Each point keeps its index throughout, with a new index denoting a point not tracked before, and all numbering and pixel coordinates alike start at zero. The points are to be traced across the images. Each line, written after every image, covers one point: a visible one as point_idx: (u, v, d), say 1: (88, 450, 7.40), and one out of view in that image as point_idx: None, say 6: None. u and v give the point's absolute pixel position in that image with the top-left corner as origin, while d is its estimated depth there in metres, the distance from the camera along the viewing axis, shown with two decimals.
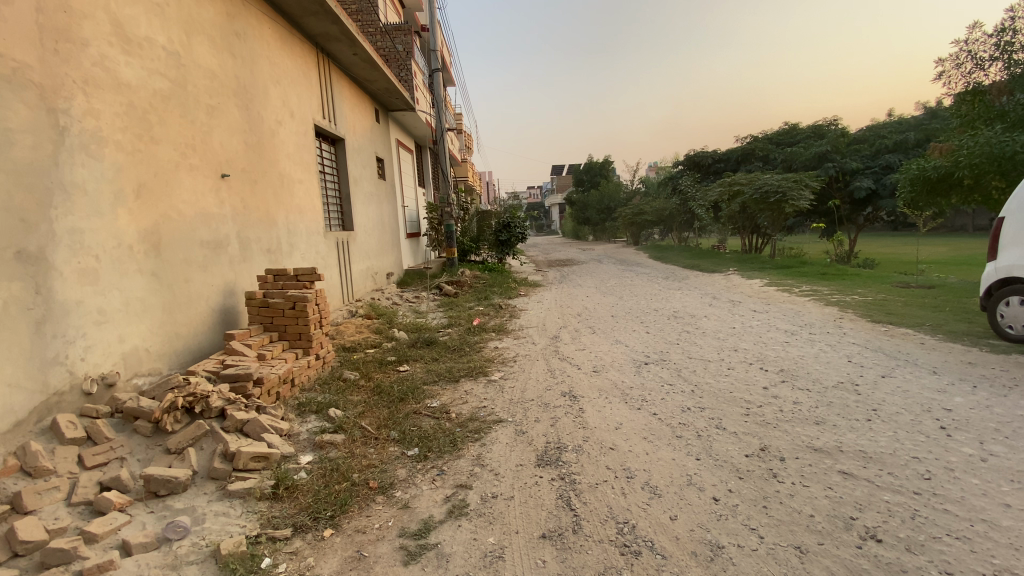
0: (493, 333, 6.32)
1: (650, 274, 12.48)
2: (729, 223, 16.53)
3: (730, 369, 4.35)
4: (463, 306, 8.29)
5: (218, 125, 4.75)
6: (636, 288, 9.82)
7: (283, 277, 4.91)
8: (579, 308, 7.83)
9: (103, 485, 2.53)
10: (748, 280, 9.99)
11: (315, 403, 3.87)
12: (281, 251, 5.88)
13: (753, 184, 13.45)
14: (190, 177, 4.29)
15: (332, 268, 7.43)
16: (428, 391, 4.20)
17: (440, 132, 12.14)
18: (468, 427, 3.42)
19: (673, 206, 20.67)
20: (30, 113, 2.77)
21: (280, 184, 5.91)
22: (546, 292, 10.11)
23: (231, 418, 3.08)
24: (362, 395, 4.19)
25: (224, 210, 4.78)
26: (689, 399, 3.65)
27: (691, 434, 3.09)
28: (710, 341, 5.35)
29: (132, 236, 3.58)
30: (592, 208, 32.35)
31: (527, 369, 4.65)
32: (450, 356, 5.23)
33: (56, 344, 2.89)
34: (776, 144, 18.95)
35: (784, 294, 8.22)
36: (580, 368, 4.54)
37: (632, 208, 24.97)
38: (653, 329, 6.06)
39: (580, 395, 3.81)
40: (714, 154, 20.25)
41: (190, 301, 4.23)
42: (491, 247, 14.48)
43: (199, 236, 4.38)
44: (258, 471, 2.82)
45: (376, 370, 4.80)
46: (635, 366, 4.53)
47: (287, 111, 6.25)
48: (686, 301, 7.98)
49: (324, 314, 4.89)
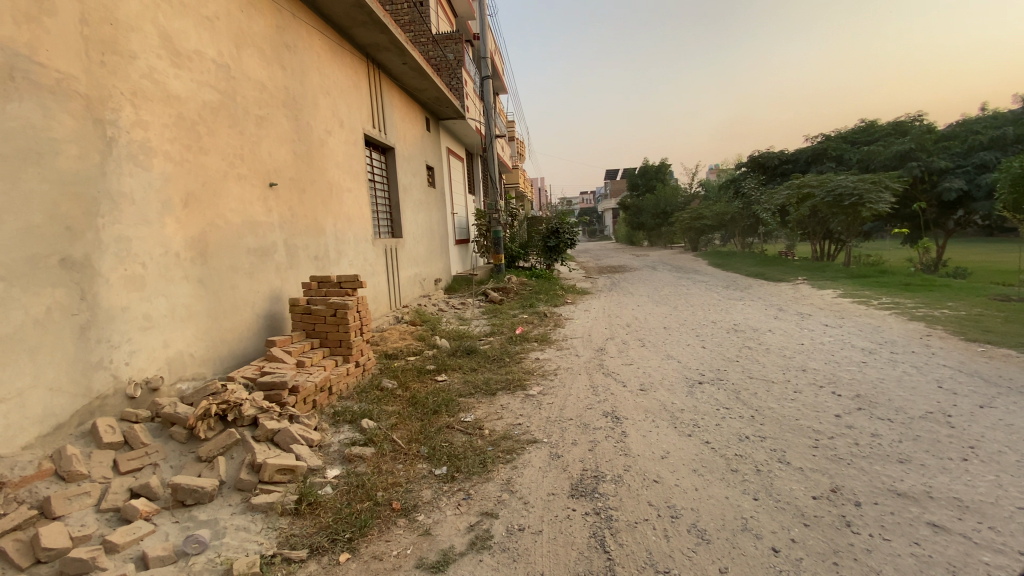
0: (535, 343, 6.11)
1: (709, 283, 11.80)
2: (797, 228, 15.42)
3: (795, 392, 3.90)
4: (508, 314, 8.12)
5: (267, 136, 4.88)
6: (692, 298, 9.28)
7: (326, 284, 4.93)
8: (629, 319, 7.46)
9: (132, 492, 2.59)
10: (819, 291, 9.18)
11: (352, 412, 3.82)
12: (329, 258, 5.96)
13: (824, 186, 12.46)
14: (237, 187, 4.41)
15: (380, 274, 7.49)
16: (463, 404, 4.03)
17: (490, 138, 12.12)
18: (500, 447, 3.23)
19: (735, 210, 19.61)
20: (76, 123, 2.99)
21: (328, 193, 6.01)
22: (595, 301, 9.78)
23: (262, 427, 3.06)
24: (397, 405, 4.08)
25: (271, 218, 4.88)
26: (748, 427, 3.28)
27: (747, 468, 2.74)
28: (774, 359, 4.87)
29: (178, 244, 3.73)
30: (648, 213, 31.40)
31: (568, 384, 4.40)
32: (489, 367, 5.06)
33: (101, 348, 3.06)
34: (851, 143, 17.54)
35: (861, 306, 7.45)
36: (626, 385, 4.23)
37: (691, 213, 23.96)
38: (710, 343, 5.62)
39: (624, 417, 3.52)
40: (781, 155, 19.08)
41: (236, 308, 4.32)
42: (541, 253, 14.27)
43: (245, 244, 4.49)
44: (284, 484, 2.77)
45: (414, 379, 4.70)
46: (688, 385, 4.17)
47: (337, 121, 6.37)
48: (747, 313, 7.40)
49: (366, 322, 4.85)
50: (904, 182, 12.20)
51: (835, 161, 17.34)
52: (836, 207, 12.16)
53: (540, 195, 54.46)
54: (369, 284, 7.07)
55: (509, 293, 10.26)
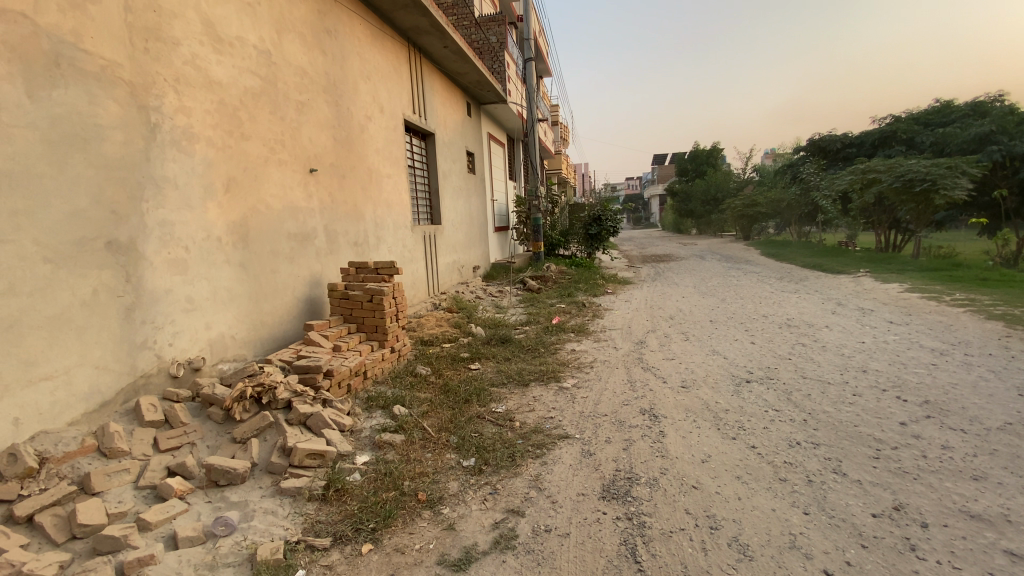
0: (572, 333, 5.95)
1: (760, 274, 11.20)
2: (859, 216, 14.39)
3: (854, 396, 3.58)
4: (546, 303, 7.99)
5: (308, 122, 4.91)
6: (741, 290, 8.81)
7: (364, 269, 4.92)
8: (673, 311, 7.16)
9: (169, 470, 2.68)
10: (882, 284, 8.51)
11: (385, 398, 3.80)
12: (368, 244, 6.00)
13: (892, 171, 11.52)
14: (278, 172, 4.47)
15: (419, 261, 7.51)
16: (495, 394, 3.95)
17: (532, 124, 11.89)
18: (531, 441, 3.13)
19: (792, 197, 18.53)
20: (120, 110, 3.08)
21: (368, 179, 6.02)
22: (636, 291, 9.48)
23: (295, 411, 3.09)
24: (430, 392, 4.04)
25: (312, 204, 4.92)
26: (800, 433, 3.02)
27: (798, 478, 2.52)
28: (831, 358, 4.52)
29: (220, 228, 3.81)
30: (696, 200, 30.25)
31: (604, 377, 4.24)
32: (523, 357, 4.96)
33: (145, 329, 3.18)
34: (924, 125, 16.14)
35: (930, 303, 6.83)
36: (667, 381, 4.03)
37: (743, 200, 22.86)
38: (760, 339, 5.29)
39: (663, 415, 3.34)
40: (844, 138, 17.86)
41: (277, 291, 4.39)
42: (582, 241, 13.99)
43: (286, 229, 4.55)
44: (313, 469, 2.77)
45: (447, 366, 4.66)
46: (735, 384, 3.91)
47: (377, 106, 6.36)
48: (802, 308, 6.94)
49: (402, 308, 4.83)
50: (984, 167, 11.10)
51: (905, 144, 16.01)
52: (905, 194, 11.21)
53: (583, 181, 53.54)
54: (407, 270, 7.10)
55: (547, 282, 10.12)
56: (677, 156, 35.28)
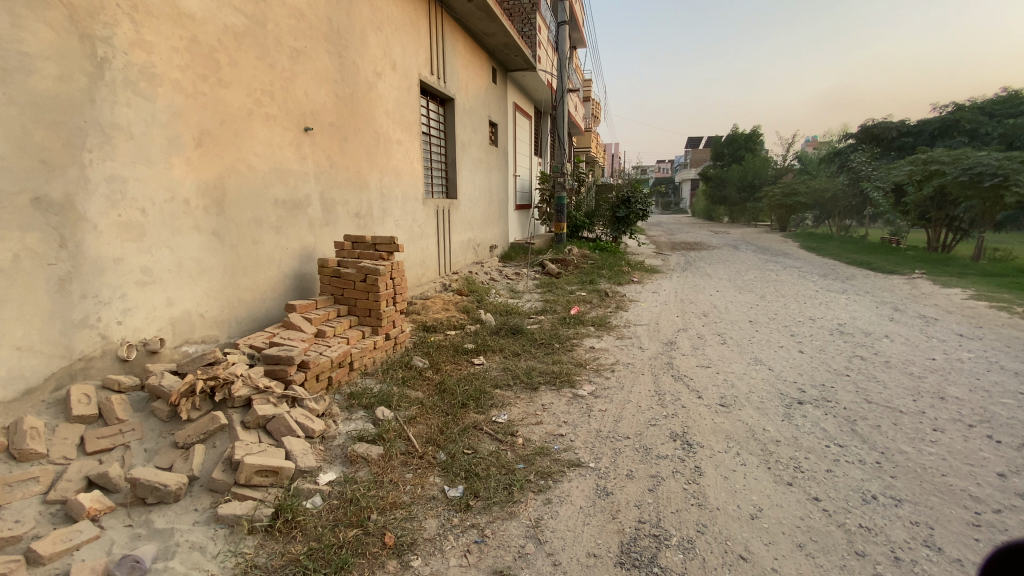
0: (592, 327, 5.34)
1: (801, 269, 10.29)
2: (913, 211, 13.20)
3: (935, 432, 2.86)
4: (565, 290, 7.35)
5: (304, 73, 4.31)
6: (782, 287, 8.00)
7: (361, 245, 4.36)
8: (706, 307, 6.45)
9: (91, 480, 2.19)
10: (943, 289, 7.61)
11: (370, 396, 3.27)
12: (371, 216, 5.44)
13: (958, 163, 10.37)
14: (264, 128, 3.90)
15: (430, 238, 6.94)
16: (498, 399, 3.37)
17: (562, 94, 11.06)
18: (533, 467, 2.54)
19: (837, 187, 17.26)
20: (55, 38, 2.51)
21: (374, 144, 5.42)
22: (665, 281, 8.75)
23: (252, 413, 2.58)
24: (423, 391, 3.50)
25: (305, 167, 4.35)
26: (875, 483, 2.34)
27: (881, 555, 1.87)
28: (898, 378, 3.80)
29: (187, 188, 3.28)
30: (730, 186, 28.85)
31: (627, 386, 3.62)
32: (534, 353, 4.36)
33: (85, 305, 2.68)
34: (992, 114, 14.69)
35: (1005, 314, 5.96)
36: (702, 396, 3.41)
37: (782, 188, 21.56)
38: (809, 348, 4.58)
39: (699, 445, 2.72)
40: (900, 125, 16.56)
41: (259, 265, 3.87)
42: (608, 224, 13.19)
43: (272, 194, 4.00)
44: (263, 490, 2.26)
45: (447, 360, 4.10)
46: (786, 407, 3.25)
47: (388, 62, 5.71)
48: (854, 312, 6.14)
49: (400, 290, 4.27)
50: None
51: (969, 135, 14.64)
52: (972, 188, 10.06)
53: (612, 161, 51.96)
54: (416, 248, 6.54)
55: (568, 266, 9.46)
56: (713, 139, 33.68)
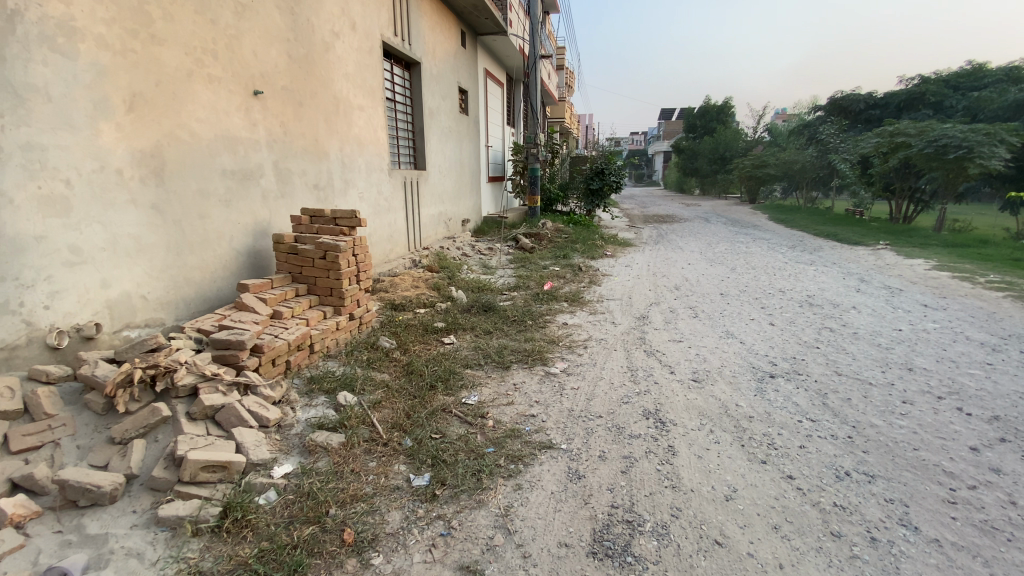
0: (564, 302, 5.24)
1: (771, 241, 10.40)
2: (878, 183, 13.47)
3: (905, 405, 2.92)
4: (538, 265, 7.21)
5: (251, 30, 3.93)
6: (752, 259, 8.06)
7: (320, 219, 4.10)
8: (678, 280, 6.43)
9: (14, 483, 1.98)
10: (906, 260, 7.78)
11: (333, 380, 3.10)
12: (332, 188, 5.14)
13: (924, 135, 10.53)
14: (208, 91, 3.55)
15: (397, 212, 6.66)
16: (468, 380, 3.23)
17: (534, 61, 10.67)
18: (503, 451, 2.43)
19: (805, 159, 17.44)
20: None
21: (333, 110, 5.08)
22: (638, 254, 8.71)
23: (198, 403, 2.38)
24: (389, 373, 3.34)
25: (256, 135, 4.02)
26: (848, 458, 2.36)
27: (857, 535, 1.86)
28: (866, 350, 3.84)
29: (120, 158, 2.96)
30: (702, 158, 28.93)
31: (600, 362, 3.54)
32: (506, 331, 4.23)
33: (4, 289, 2.40)
34: (955, 88, 14.97)
35: (965, 284, 6.12)
36: (675, 371, 3.35)
37: (751, 160, 21.71)
38: (779, 320, 4.59)
39: (672, 422, 2.65)
40: (867, 98, 16.85)
41: (208, 242, 3.59)
42: (582, 197, 13.04)
43: (220, 164, 3.68)
44: (210, 487, 2.10)
45: (416, 339, 3.94)
46: (759, 381, 3.23)
47: (347, 21, 5.30)
48: (822, 284, 6.20)
49: (364, 267, 4.05)
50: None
51: (933, 108, 14.92)
52: (936, 160, 10.25)
53: (585, 132, 51.34)
54: (382, 222, 6.27)
55: (542, 240, 9.31)
56: (686, 110, 33.57)
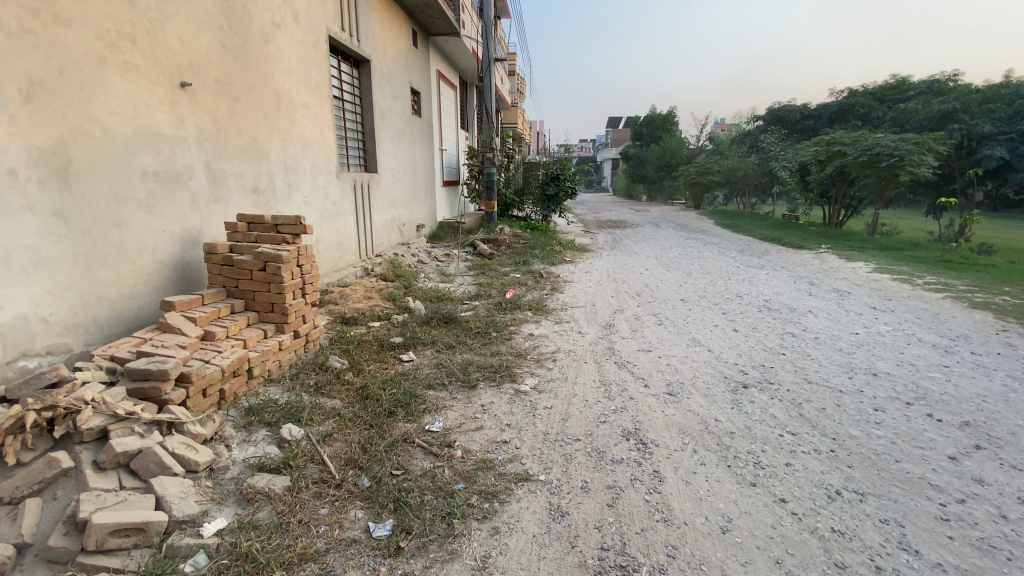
0: (528, 311, 5.04)
1: (722, 246, 10.69)
2: (815, 190, 14.21)
3: (877, 413, 2.90)
4: (498, 272, 6.99)
5: (177, 14, 3.48)
6: (707, 264, 8.18)
7: (259, 226, 3.69)
8: (639, 286, 6.38)
9: None
10: (848, 263, 8.15)
11: (275, 410, 2.75)
12: (273, 191, 4.70)
13: (858, 144, 11.17)
14: (124, 81, 3.08)
15: (347, 217, 6.25)
16: (431, 402, 2.95)
17: (488, 64, 10.48)
18: (475, 486, 2.18)
19: (748, 167, 18.20)
20: None
21: (273, 106, 4.65)
22: (597, 260, 8.66)
23: (108, 450, 1.98)
24: (340, 398, 3.00)
25: (183, 131, 3.56)
26: (836, 475, 2.27)
27: (862, 564, 1.75)
28: (830, 355, 3.86)
29: (13, 156, 2.48)
30: (650, 164, 29.74)
31: (570, 376, 3.35)
32: (470, 344, 3.96)
33: None
34: (880, 101, 16.09)
35: (905, 286, 6.42)
36: (648, 384, 3.19)
37: (696, 167, 22.49)
38: (742, 325, 4.57)
39: (654, 443, 2.48)
40: (803, 109, 18.18)
41: (125, 253, 3.12)
42: (538, 202, 12.95)
43: (140, 164, 3.21)
44: (121, 555, 1.72)
45: (370, 358, 3.60)
46: (733, 391, 3.12)
47: (288, 11, 4.89)
48: (776, 287, 6.33)
49: (309, 279, 3.68)
50: (949, 144, 10.87)
51: (861, 120, 15.95)
52: (870, 168, 10.89)
53: (535, 138, 51.69)
54: (330, 228, 5.84)
55: (500, 246, 9.10)
56: (633, 117, 34.47)
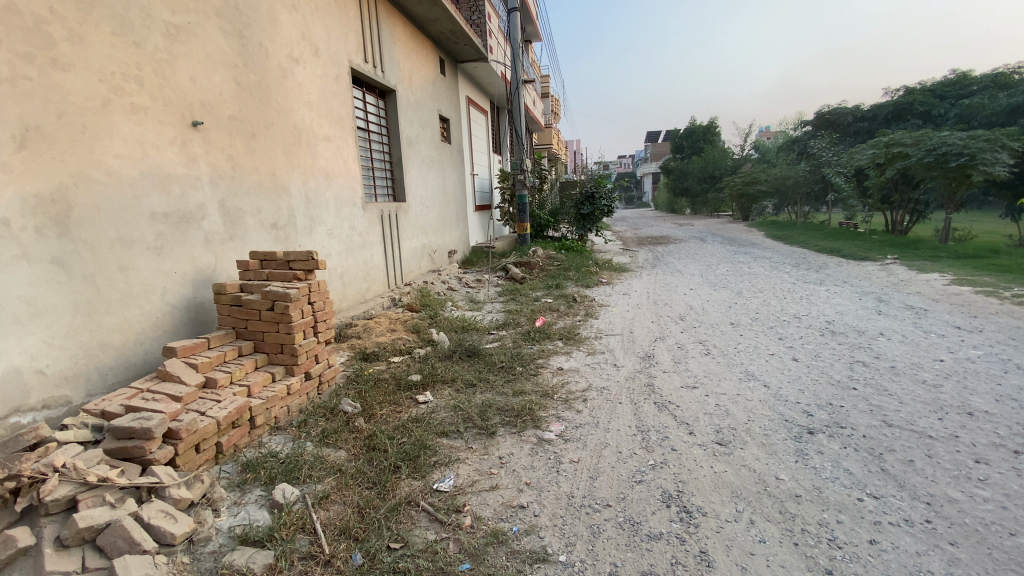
0: (559, 341, 4.70)
1: (773, 260, 9.93)
2: (875, 196, 13.15)
3: (981, 466, 2.35)
4: (529, 297, 6.68)
5: (187, 54, 3.47)
6: (758, 281, 7.55)
7: (272, 263, 3.56)
8: (682, 309, 5.90)
9: None
10: (921, 275, 7.31)
11: (273, 466, 2.52)
12: (294, 226, 4.62)
13: (920, 144, 10.22)
14: (130, 123, 3.05)
15: (373, 247, 6.14)
16: (442, 455, 2.64)
17: (517, 86, 10.38)
18: (481, 568, 1.84)
19: (798, 175, 17.24)
20: None
21: (293, 140, 4.61)
22: (636, 280, 8.20)
23: (71, 525, 1.82)
24: (346, 450, 2.74)
25: (195, 170, 3.51)
26: (935, 558, 1.78)
27: None
28: (913, 389, 3.27)
29: (7, 205, 2.42)
30: (692, 177, 28.91)
31: (602, 420, 2.97)
32: (492, 382, 3.65)
33: None
34: (941, 97, 14.92)
35: (993, 299, 5.62)
36: (694, 432, 2.75)
37: (742, 177, 21.58)
38: (802, 354, 4.03)
39: (701, 512, 2.06)
40: (855, 111, 17.17)
41: (131, 297, 3.04)
42: (573, 221, 12.62)
43: (148, 206, 3.16)
44: None
45: (384, 400, 3.35)
46: (797, 440, 2.64)
47: (308, 46, 4.90)
48: (839, 306, 5.66)
49: (322, 317, 3.49)
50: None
51: (922, 118, 14.80)
52: (936, 169, 9.92)
53: (573, 158, 51.64)
54: (357, 260, 5.74)
55: (533, 269, 8.81)
56: (671, 131, 33.76)
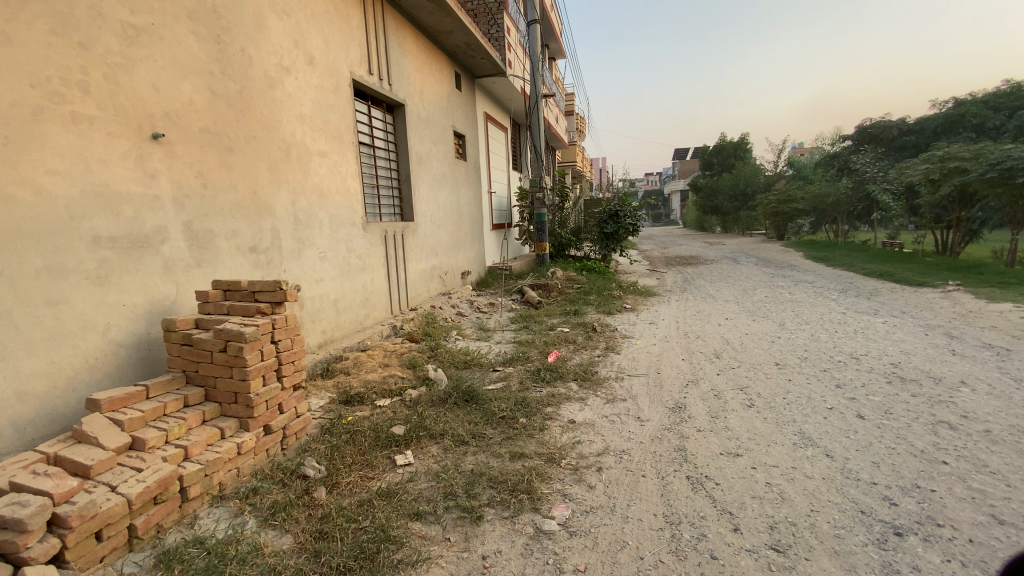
0: (573, 382, 4.08)
1: (817, 285, 9.06)
2: (927, 215, 12.11)
3: None
4: (544, 325, 6.08)
5: (150, 58, 3.07)
6: (801, 310, 6.77)
7: (236, 294, 3.09)
8: (717, 343, 5.21)
9: None
10: (993, 305, 6.40)
11: (192, 559, 1.96)
12: (278, 249, 4.18)
13: (981, 158, 9.26)
14: (71, 135, 2.64)
15: (375, 270, 5.69)
16: (408, 551, 2.05)
17: (537, 100, 9.92)
18: None
19: (838, 192, 16.24)
20: None
21: (280, 155, 4.20)
22: (663, 307, 7.50)
23: None
24: (291, 538, 2.17)
25: (154, 188, 3.09)
26: None
27: None
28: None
29: None
30: (722, 195, 27.96)
31: (618, 502, 2.34)
32: (489, 437, 3.06)
33: None
34: (997, 108, 13.87)
35: None
36: (739, 529, 2.09)
37: (776, 195, 20.61)
38: (870, 409, 3.29)
39: None
40: (900, 124, 16.17)
41: (63, 336, 2.58)
42: (596, 241, 12.00)
43: (91, 229, 2.73)
44: None
45: (355, 462, 2.78)
46: (883, 548, 1.94)
47: (301, 55, 4.51)
48: (903, 344, 4.86)
49: (289, 357, 2.99)
50: None
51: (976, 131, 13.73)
52: (1000, 185, 8.94)
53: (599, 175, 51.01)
54: (354, 285, 5.26)
55: (551, 293, 8.22)
56: (700, 148, 32.93)
